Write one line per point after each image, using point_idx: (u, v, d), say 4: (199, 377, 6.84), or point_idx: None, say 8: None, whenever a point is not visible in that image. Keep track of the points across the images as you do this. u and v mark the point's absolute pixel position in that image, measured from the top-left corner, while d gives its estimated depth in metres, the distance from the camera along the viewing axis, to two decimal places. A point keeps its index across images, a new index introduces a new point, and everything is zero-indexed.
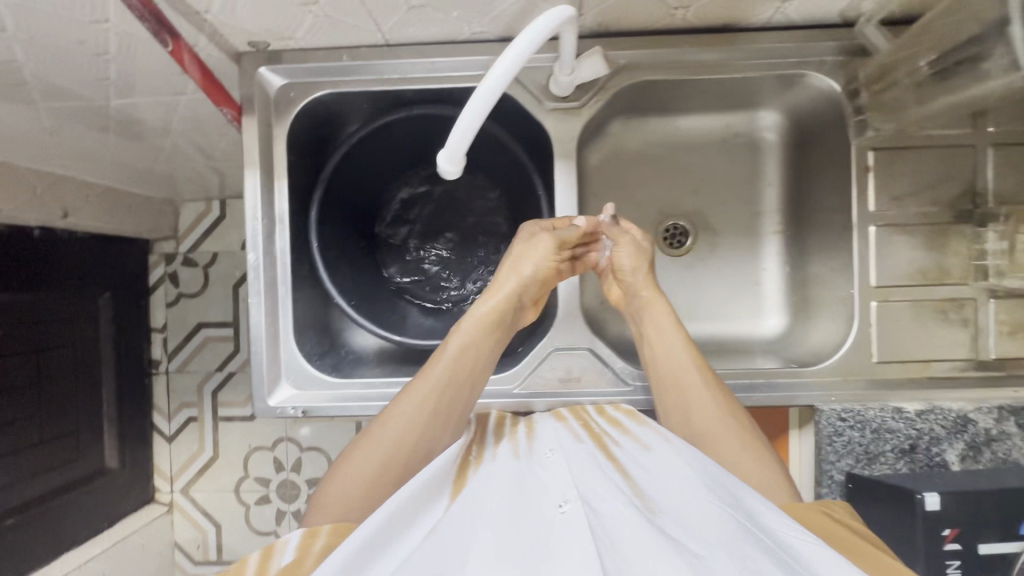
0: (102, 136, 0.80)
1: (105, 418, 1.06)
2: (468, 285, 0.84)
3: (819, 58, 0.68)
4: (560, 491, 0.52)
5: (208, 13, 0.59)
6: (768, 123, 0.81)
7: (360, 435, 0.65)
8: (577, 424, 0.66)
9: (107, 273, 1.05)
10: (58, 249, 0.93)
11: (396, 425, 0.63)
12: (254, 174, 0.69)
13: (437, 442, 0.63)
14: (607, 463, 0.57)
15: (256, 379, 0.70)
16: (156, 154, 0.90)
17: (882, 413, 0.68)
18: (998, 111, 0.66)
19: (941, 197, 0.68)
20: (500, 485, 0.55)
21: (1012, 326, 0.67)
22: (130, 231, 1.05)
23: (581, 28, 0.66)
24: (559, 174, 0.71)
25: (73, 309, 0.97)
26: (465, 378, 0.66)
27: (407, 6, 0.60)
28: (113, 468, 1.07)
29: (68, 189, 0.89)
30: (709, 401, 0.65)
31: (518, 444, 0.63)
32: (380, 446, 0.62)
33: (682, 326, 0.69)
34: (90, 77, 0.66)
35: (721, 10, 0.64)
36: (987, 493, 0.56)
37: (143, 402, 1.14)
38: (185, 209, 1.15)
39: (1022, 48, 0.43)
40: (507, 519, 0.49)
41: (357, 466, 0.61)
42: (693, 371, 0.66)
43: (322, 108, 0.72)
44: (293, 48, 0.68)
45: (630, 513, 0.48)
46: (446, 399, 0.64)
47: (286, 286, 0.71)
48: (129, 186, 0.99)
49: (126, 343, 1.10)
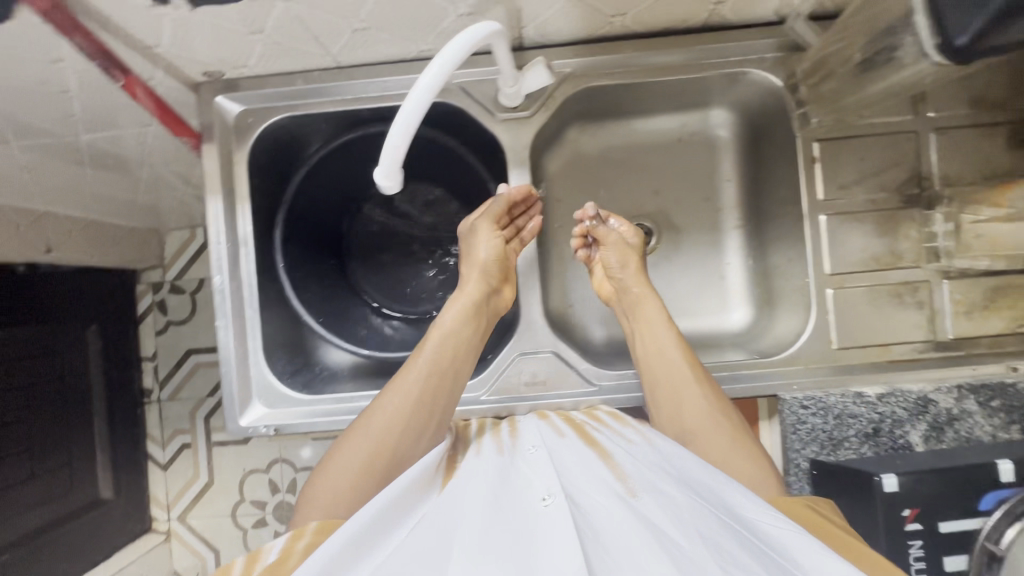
0: (79, 169, 0.82)
1: (99, 451, 1.05)
2: (438, 297, 0.85)
3: (759, 56, 0.70)
4: (543, 479, 0.52)
5: (159, 47, 0.61)
6: (720, 121, 0.83)
7: (348, 428, 0.64)
8: (559, 420, 0.67)
9: (94, 305, 1.05)
10: (44, 282, 0.92)
11: (386, 415, 0.62)
12: (216, 199, 0.71)
13: (425, 435, 0.63)
14: (589, 453, 0.58)
15: (227, 400, 0.71)
16: (133, 185, 0.92)
17: (843, 399, 0.69)
18: (936, 96, 0.67)
19: (889, 183, 0.69)
20: (484, 476, 0.55)
21: (967, 306, 0.68)
22: (115, 262, 1.05)
23: (526, 40, 0.68)
24: (514, 183, 0.73)
25: (60, 342, 0.96)
26: (448, 369, 0.66)
27: (351, 29, 0.62)
28: (109, 498, 1.08)
29: (49, 224, 0.87)
30: (700, 398, 0.65)
31: (500, 442, 0.63)
32: (368, 439, 0.61)
33: (674, 325, 0.70)
34: (56, 114, 0.68)
35: (658, 15, 0.65)
36: (943, 471, 0.57)
37: (137, 431, 1.15)
38: (170, 238, 1.18)
39: (928, 35, 0.45)
40: (489, 504, 0.49)
41: (346, 460, 0.61)
42: (684, 366, 0.67)
43: (282, 131, 0.74)
44: (249, 75, 0.70)
45: (609, 502, 0.48)
46: (435, 388, 0.64)
47: (253, 308, 0.73)
48: (113, 219, 1.00)
49: (117, 374, 1.11)
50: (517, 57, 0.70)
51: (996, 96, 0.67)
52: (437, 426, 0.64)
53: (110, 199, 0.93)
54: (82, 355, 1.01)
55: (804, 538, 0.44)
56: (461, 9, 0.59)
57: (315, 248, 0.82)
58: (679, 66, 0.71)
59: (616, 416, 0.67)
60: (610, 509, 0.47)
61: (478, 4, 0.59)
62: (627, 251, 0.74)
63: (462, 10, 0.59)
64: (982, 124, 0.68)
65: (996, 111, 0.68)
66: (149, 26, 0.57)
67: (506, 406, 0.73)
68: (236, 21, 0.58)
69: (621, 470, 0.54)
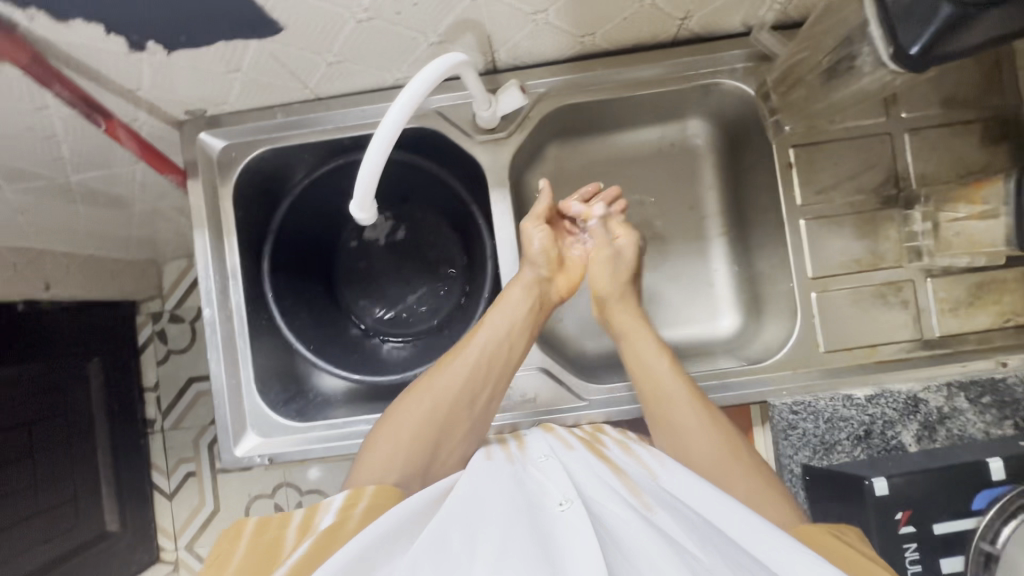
0: (72, 208, 0.83)
1: (104, 481, 1.06)
2: (428, 319, 0.86)
3: (729, 67, 0.71)
4: (558, 488, 0.52)
5: (140, 91, 0.62)
6: (699, 131, 0.83)
7: (410, 388, 0.68)
8: (563, 432, 0.66)
9: (95, 338, 1.05)
10: (48, 321, 0.93)
11: (450, 378, 0.67)
12: (202, 234, 0.73)
13: (481, 402, 0.68)
14: (601, 464, 0.57)
15: (221, 432, 0.72)
16: (126, 219, 0.94)
17: (833, 402, 0.68)
18: (907, 98, 0.68)
19: (865, 185, 0.70)
20: (498, 482, 0.54)
21: (951, 304, 0.68)
22: (117, 294, 1.07)
23: (499, 63, 0.69)
24: (496, 203, 0.74)
25: (62, 378, 0.96)
26: (505, 345, 0.69)
27: (326, 63, 0.63)
28: (115, 531, 1.07)
29: (47, 262, 0.90)
30: (709, 438, 0.64)
31: (510, 452, 0.63)
32: (430, 399, 0.66)
33: (671, 355, 0.69)
34: (46, 158, 0.69)
35: (627, 33, 0.67)
36: (929, 472, 0.58)
37: (142, 462, 1.15)
38: (168, 268, 1.19)
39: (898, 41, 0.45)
40: (507, 509, 0.48)
41: (406, 418, 0.65)
42: (688, 405, 0.65)
43: (266, 163, 0.75)
44: (230, 110, 0.71)
45: (626, 513, 0.48)
46: (494, 361, 0.68)
47: (244, 338, 0.73)
48: (110, 252, 1.02)
49: (121, 405, 1.11)
50: (492, 80, 0.71)
51: (966, 95, 0.68)
52: (491, 395, 0.68)
53: (102, 234, 0.94)
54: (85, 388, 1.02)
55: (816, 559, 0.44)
56: (432, 38, 0.61)
57: (304, 275, 0.83)
58: (653, 80, 0.72)
59: (620, 442, 0.63)
60: (626, 521, 0.47)
61: (448, 32, 0.60)
62: (616, 271, 0.74)
63: (433, 39, 0.61)
64: (955, 122, 0.68)
65: (967, 109, 0.68)
66: (129, 72, 0.58)
67: (499, 425, 0.72)
68: (213, 61, 0.59)
69: (634, 483, 0.54)
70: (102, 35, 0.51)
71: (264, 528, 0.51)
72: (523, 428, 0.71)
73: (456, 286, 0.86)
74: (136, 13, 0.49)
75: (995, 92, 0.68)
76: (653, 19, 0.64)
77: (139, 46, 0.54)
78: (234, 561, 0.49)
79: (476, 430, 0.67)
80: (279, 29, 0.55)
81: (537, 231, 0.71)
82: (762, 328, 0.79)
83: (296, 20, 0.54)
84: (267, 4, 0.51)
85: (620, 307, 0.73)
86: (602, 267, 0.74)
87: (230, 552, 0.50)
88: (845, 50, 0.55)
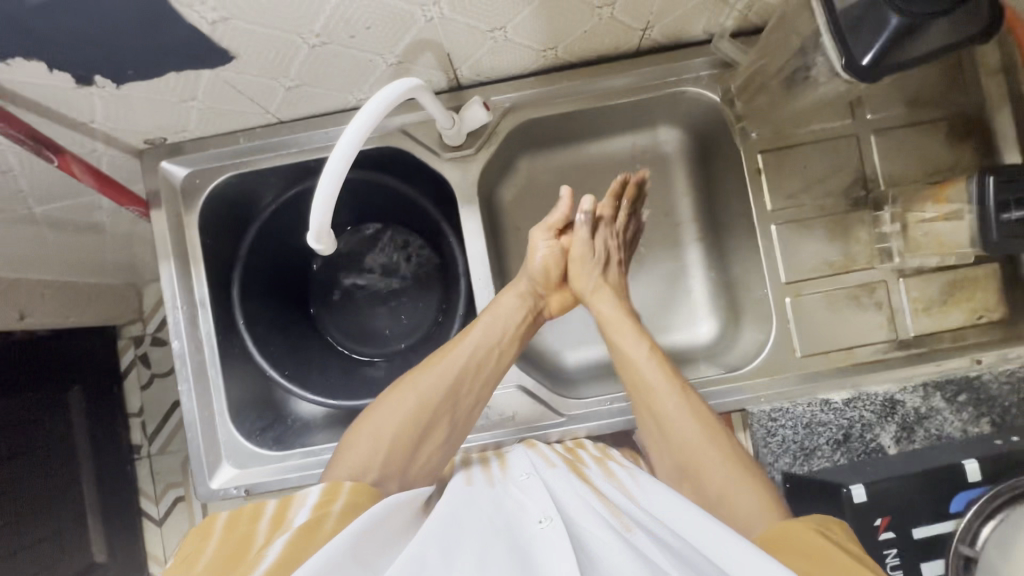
0: (43, 232, 0.79)
1: (88, 512, 0.99)
2: (406, 338, 0.86)
3: (694, 74, 0.70)
4: (539, 507, 0.50)
5: (95, 122, 0.61)
6: (668, 137, 0.83)
7: (395, 384, 0.65)
8: (547, 449, 0.65)
9: (79, 366, 1.01)
10: (25, 348, 0.89)
11: (439, 375, 0.65)
12: (168, 265, 0.71)
13: (465, 406, 0.66)
14: (583, 487, 0.55)
15: (196, 465, 0.71)
16: (100, 244, 0.91)
17: (811, 407, 0.68)
18: (872, 99, 0.68)
19: (834, 188, 0.69)
20: (474, 505, 0.52)
21: (924, 303, 0.68)
22: (96, 320, 1.03)
23: (463, 79, 0.68)
24: (466, 220, 0.73)
25: (42, 406, 0.91)
26: (497, 345, 0.68)
27: (284, 87, 0.62)
28: (103, 561, 1.02)
29: (21, 290, 0.83)
30: (688, 424, 0.62)
31: (490, 473, 0.61)
32: (416, 397, 0.63)
33: (651, 341, 0.67)
34: (5, 192, 0.67)
35: (590, 44, 0.66)
36: (898, 481, 0.60)
37: (130, 488, 1.11)
38: (149, 290, 1.15)
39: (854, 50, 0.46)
40: (486, 533, 0.47)
41: (390, 413, 0.62)
42: (667, 394, 0.63)
43: (231, 189, 0.74)
44: (191, 137, 0.69)
45: (605, 536, 0.46)
46: (484, 362, 0.67)
47: (215, 368, 0.72)
48: (88, 278, 0.97)
49: (103, 433, 1.06)
50: (456, 96, 0.70)
51: (932, 94, 0.68)
52: (477, 397, 0.67)
53: (80, 261, 0.91)
54: (66, 417, 0.96)
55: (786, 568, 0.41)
56: (390, 59, 0.60)
57: (277, 299, 0.82)
58: (621, 91, 0.71)
59: (598, 459, 0.63)
60: (605, 543, 0.45)
61: (406, 52, 0.59)
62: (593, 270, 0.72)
63: (391, 60, 0.60)
64: (921, 122, 0.68)
65: (932, 108, 0.68)
66: (82, 105, 0.57)
67: (480, 443, 0.71)
68: (166, 92, 0.58)
69: (615, 505, 0.52)
70: (46, 72, 0.50)
71: (234, 522, 0.48)
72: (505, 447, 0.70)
73: (433, 304, 0.86)
74: (79, 50, 0.48)
75: (959, 90, 0.68)
76: (613, 30, 0.64)
77: (86, 80, 0.53)
78: (201, 553, 0.46)
79: (458, 432, 0.65)
80: (230, 58, 0.54)
81: (546, 243, 0.72)
82: (742, 333, 0.79)
83: (246, 47, 0.53)
84: (215, 33, 0.50)
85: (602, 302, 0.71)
86: (583, 267, 0.72)
87: (199, 548, 0.47)
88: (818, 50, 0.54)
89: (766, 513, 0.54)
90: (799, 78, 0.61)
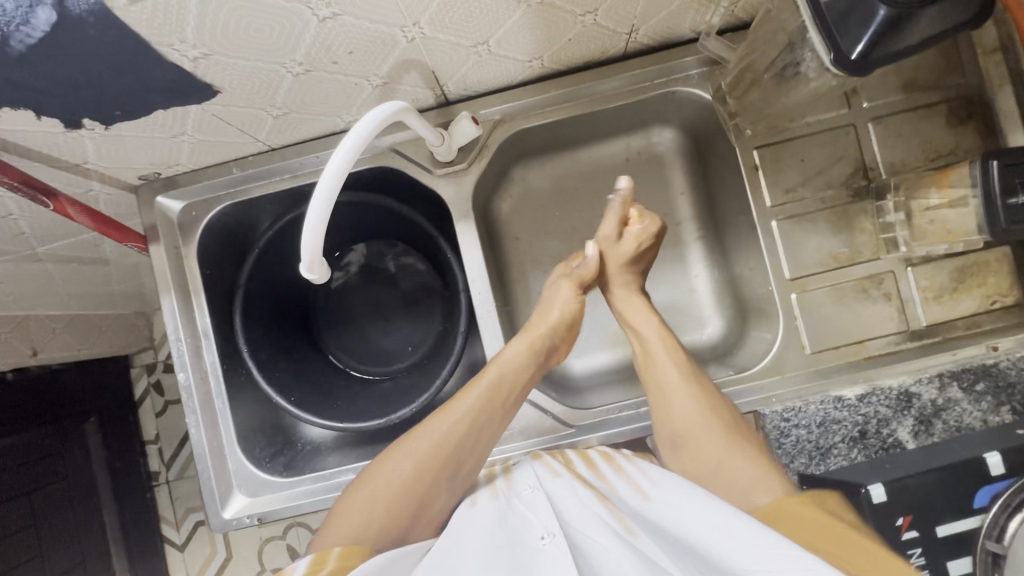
0: (50, 270, 0.80)
1: (110, 537, 1.00)
2: (411, 353, 0.86)
3: (684, 74, 0.69)
4: (541, 521, 0.49)
5: (89, 163, 0.61)
6: (663, 138, 0.82)
7: (392, 448, 0.63)
8: (552, 458, 0.64)
9: (96, 397, 1.01)
10: (42, 384, 0.89)
11: (439, 437, 0.62)
12: (170, 298, 0.71)
13: (464, 470, 0.63)
14: (586, 492, 0.54)
15: (207, 497, 0.70)
16: (108, 276, 0.91)
17: (823, 406, 0.66)
18: (868, 87, 0.67)
19: (834, 179, 0.68)
20: (479, 522, 0.52)
21: (935, 291, 0.66)
22: (106, 351, 1.02)
23: (450, 95, 0.68)
24: (462, 235, 0.72)
25: (61, 441, 0.91)
26: (499, 405, 0.65)
27: (273, 116, 0.62)
28: None
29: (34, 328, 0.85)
30: (689, 398, 0.63)
31: (496, 488, 0.60)
32: (412, 459, 0.61)
33: (661, 321, 0.70)
34: (7, 236, 0.68)
35: (576, 51, 0.65)
36: (915, 476, 0.58)
37: (150, 516, 1.09)
38: (158, 319, 1.14)
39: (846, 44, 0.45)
40: (488, 550, 0.45)
41: (388, 479, 0.59)
42: (672, 364, 0.66)
43: (227, 219, 0.74)
44: (185, 171, 0.70)
45: (607, 542, 0.45)
46: (487, 425, 0.64)
47: (222, 399, 0.72)
48: (97, 310, 0.97)
49: (123, 462, 1.05)
50: (445, 112, 0.70)
51: (928, 78, 0.66)
52: (478, 461, 0.64)
53: (87, 293, 0.91)
54: (84, 450, 0.96)
55: (790, 547, 0.40)
56: (375, 81, 0.59)
57: (281, 324, 0.82)
58: (612, 95, 0.71)
59: (607, 457, 0.62)
60: (609, 551, 0.44)
61: (390, 73, 0.59)
62: (620, 261, 0.73)
63: (376, 81, 0.60)
64: (919, 106, 0.66)
65: (931, 92, 0.66)
66: (73, 148, 0.57)
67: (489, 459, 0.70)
68: (155, 129, 0.58)
69: (619, 510, 0.51)
70: (35, 120, 0.51)
71: None
72: (514, 460, 0.69)
73: (435, 321, 0.86)
74: (70, 97, 0.49)
75: (958, 72, 0.66)
76: (598, 36, 0.63)
77: (75, 124, 0.53)
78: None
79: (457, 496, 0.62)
80: (215, 92, 0.54)
81: (568, 297, 0.72)
82: (748, 332, 0.78)
83: (229, 80, 0.53)
84: (199, 69, 0.50)
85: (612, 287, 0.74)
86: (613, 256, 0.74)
87: None
88: (810, 43, 0.53)
89: (771, 487, 0.55)
90: (789, 74, 0.60)
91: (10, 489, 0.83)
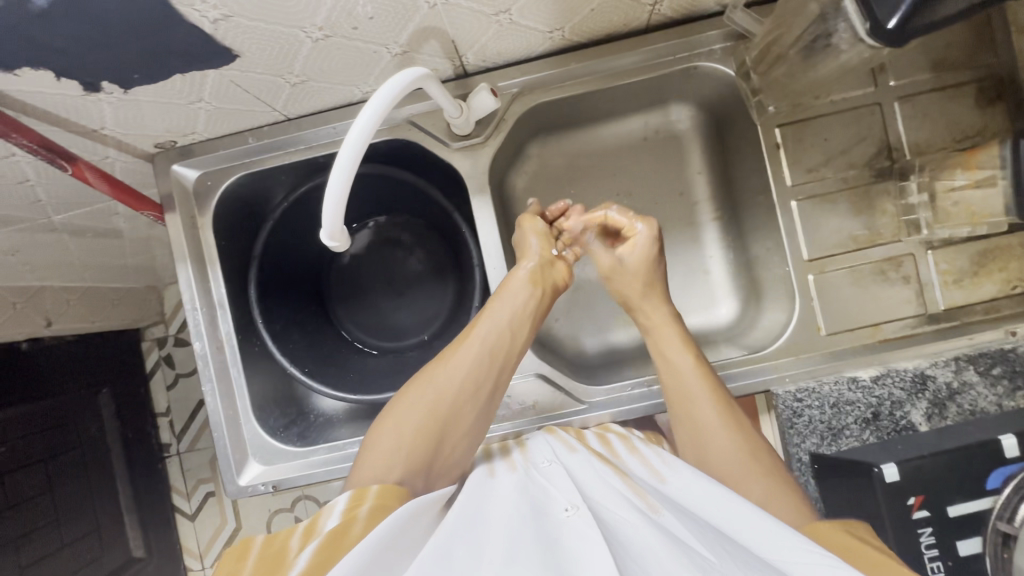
0: (63, 238, 0.80)
1: (125, 506, 1.01)
2: (424, 327, 0.87)
3: (707, 48, 0.68)
4: (564, 495, 0.49)
5: (105, 128, 0.61)
6: (681, 115, 0.80)
7: (413, 379, 0.64)
8: (567, 433, 0.63)
9: (108, 368, 1.02)
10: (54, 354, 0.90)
11: (459, 365, 0.63)
12: (186, 267, 0.71)
13: (485, 400, 0.63)
14: (607, 470, 0.54)
15: (224, 463, 0.72)
16: (121, 248, 0.91)
17: (837, 386, 0.66)
18: (896, 65, 0.65)
19: (856, 159, 0.67)
20: (499, 494, 0.51)
21: (954, 275, 0.65)
22: (119, 323, 1.03)
23: (468, 66, 0.67)
24: (478, 210, 0.72)
25: (76, 409, 0.92)
26: (512, 332, 0.65)
27: (290, 84, 0.61)
28: (142, 555, 1.03)
29: (48, 297, 0.86)
30: (727, 441, 0.61)
31: (512, 461, 0.60)
32: (435, 388, 0.62)
33: (697, 354, 0.66)
34: (24, 202, 0.68)
35: (598, 22, 0.63)
36: (920, 458, 0.60)
37: (162, 485, 1.11)
38: (169, 292, 1.14)
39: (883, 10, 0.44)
40: (509, 517, 0.46)
41: (412, 413, 0.60)
42: (708, 404, 0.62)
43: (242, 189, 0.74)
44: (200, 139, 0.69)
45: (631, 517, 0.45)
46: (542, 275, 0.68)
47: (237, 367, 0.73)
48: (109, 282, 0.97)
49: (134, 433, 1.06)
50: (463, 84, 0.69)
51: (957, 56, 0.65)
52: (498, 382, 0.64)
53: (101, 265, 0.91)
54: (98, 419, 0.97)
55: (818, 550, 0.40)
56: (394, 50, 0.58)
57: (295, 296, 0.82)
58: (632, 69, 0.69)
59: (623, 436, 0.63)
60: (632, 526, 0.44)
61: (410, 42, 0.58)
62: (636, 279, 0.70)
63: (395, 50, 0.59)
64: (947, 86, 0.65)
65: (960, 71, 0.65)
66: (90, 112, 0.57)
67: (501, 434, 0.71)
68: (172, 95, 0.58)
69: (639, 487, 0.51)
70: (53, 80, 0.50)
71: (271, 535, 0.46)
72: (525, 435, 0.70)
73: (448, 297, 0.86)
74: (87, 59, 0.49)
75: (989, 49, 0.64)
76: (622, 7, 0.61)
77: (94, 86, 0.52)
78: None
79: (482, 419, 0.63)
80: (234, 56, 0.53)
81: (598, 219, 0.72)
82: (761, 314, 0.78)
83: (248, 44, 0.52)
84: (218, 32, 0.50)
85: (644, 307, 0.71)
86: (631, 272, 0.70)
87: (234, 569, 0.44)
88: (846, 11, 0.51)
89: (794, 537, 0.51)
90: (818, 46, 0.58)
91: (26, 455, 0.85)
